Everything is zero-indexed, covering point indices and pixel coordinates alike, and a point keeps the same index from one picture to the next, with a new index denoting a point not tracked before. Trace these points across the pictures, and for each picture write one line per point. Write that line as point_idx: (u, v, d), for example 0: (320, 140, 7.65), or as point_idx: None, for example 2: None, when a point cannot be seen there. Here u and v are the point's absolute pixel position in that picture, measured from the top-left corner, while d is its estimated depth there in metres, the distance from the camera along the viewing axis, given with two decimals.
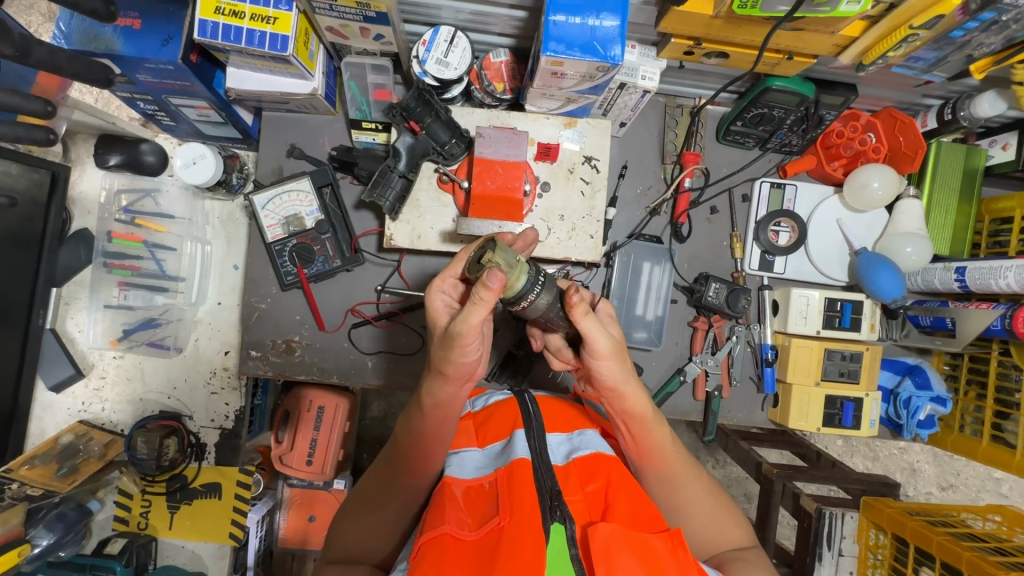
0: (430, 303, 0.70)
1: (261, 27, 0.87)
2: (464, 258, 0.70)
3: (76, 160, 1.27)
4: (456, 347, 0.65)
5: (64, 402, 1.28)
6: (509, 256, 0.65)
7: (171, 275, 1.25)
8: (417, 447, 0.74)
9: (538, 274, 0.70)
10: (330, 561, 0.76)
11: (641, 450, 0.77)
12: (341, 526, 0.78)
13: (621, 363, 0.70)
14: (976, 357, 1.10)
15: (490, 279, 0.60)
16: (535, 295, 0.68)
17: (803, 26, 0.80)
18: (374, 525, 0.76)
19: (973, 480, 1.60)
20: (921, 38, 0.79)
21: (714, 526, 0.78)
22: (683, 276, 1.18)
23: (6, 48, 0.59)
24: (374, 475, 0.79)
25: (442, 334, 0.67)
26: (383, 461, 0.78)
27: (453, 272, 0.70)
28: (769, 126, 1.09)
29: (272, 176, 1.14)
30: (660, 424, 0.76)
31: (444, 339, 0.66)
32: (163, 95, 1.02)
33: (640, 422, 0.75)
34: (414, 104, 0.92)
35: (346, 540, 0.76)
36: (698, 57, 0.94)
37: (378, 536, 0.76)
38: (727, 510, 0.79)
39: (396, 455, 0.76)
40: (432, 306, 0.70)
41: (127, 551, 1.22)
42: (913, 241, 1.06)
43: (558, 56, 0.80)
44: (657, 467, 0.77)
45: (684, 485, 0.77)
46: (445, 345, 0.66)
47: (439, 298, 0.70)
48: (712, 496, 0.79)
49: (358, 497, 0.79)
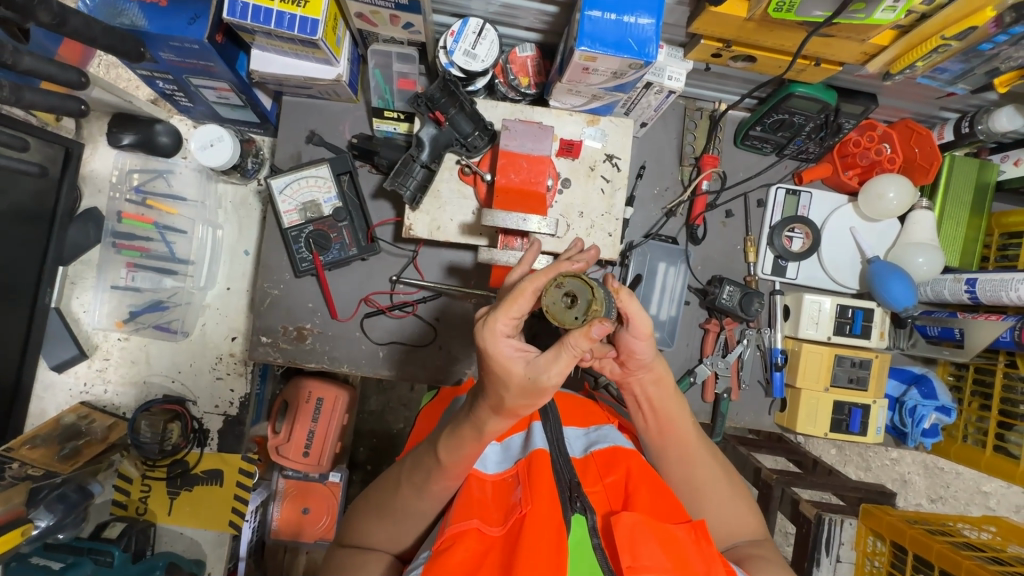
0: (496, 352, 0.60)
1: (291, 10, 0.87)
2: (530, 294, 0.60)
3: (88, 138, 1.26)
4: (544, 394, 0.61)
5: (65, 382, 1.26)
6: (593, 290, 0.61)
7: (180, 258, 1.23)
8: (448, 470, 0.69)
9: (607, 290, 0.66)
10: (345, 544, 0.77)
11: (662, 434, 0.77)
12: (357, 515, 0.78)
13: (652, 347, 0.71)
14: (981, 368, 1.12)
15: (595, 331, 0.57)
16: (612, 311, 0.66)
17: (835, 32, 0.81)
18: (392, 523, 0.74)
19: (962, 492, 1.62)
20: (951, 49, 0.81)
21: (730, 517, 0.77)
22: (697, 278, 1.19)
23: (46, 15, 0.59)
24: (396, 471, 0.76)
25: (521, 386, 0.60)
26: (406, 461, 0.75)
27: (514, 309, 0.60)
28: (788, 132, 1.10)
29: (290, 161, 1.14)
30: (682, 408, 0.77)
31: (525, 391, 0.60)
32: (184, 75, 1.01)
33: (663, 405, 0.76)
34: (438, 94, 0.94)
35: (363, 531, 0.76)
36: (725, 60, 0.95)
37: (396, 532, 0.75)
38: (745, 503, 0.79)
39: (421, 465, 0.71)
40: (498, 355, 0.60)
41: (126, 536, 1.20)
42: (925, 251, 1.08)
43: (593, 51, 0.80)
44: (677, 452, 0.78)
45: (701, 471, 0.78)
46: (528, 395, 0.61)
47: (506, 345, 0.60)
48: (730, 486, 0.78)
49: (377, 492, 0.76)
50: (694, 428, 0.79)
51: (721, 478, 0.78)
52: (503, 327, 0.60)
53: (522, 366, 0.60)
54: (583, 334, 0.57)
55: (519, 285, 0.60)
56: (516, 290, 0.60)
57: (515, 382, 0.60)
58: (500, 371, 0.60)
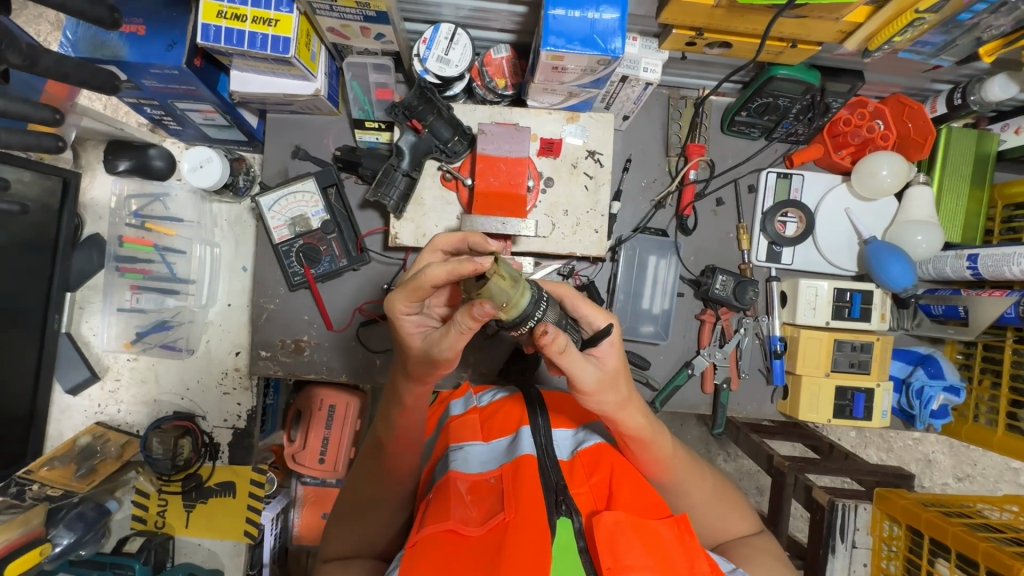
0: (399, 324, 0.69)
1: (263, 30, 0.88)
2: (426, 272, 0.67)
3: (86, 166, 1.30)
4: (441, 367, 0.68)
5: (80, 405, 1.31)
6: (512, 269, 0.61)
7: (181, 278, 1.26)
8: (393, 454, 0.77)
9: (539, 295, 0.65)
10: (328, 560, 0.81)
11: (647, 464, 0.77)
12: (333, 527, 0.82)
13: (615, 391, 0.68)
14: (990, 346, 1.09)
15: (476, 311, 0.59)
16: (539, 316, 0.64)
17: (807, 13, 0.80)
18: (363, 524, 0.80)
19: (989, 470, 1.57)
20: (928, 22, 0.79)
21: (717, 519, 0.82)
22: (689, 269, 1.17)
23: (14, 57, 0.60)
24: (358, 476, 0.81)
25: (421, 356, 0.68)
26: (361, 462, 0.82)
27: (410, 292, 0.66)
28: (774, 115, 1.08)
29: (278, 177, 1.15)
30: (661, 432, 0.75)
31: (424, 361, 0.68)
32: (169, 100, 1.03)
33: (645, 438, 0.73)
34: (416, 102, 0.93)
35: (340, 539, 0.80)
36: (701, 48, 0.94)
37: (370, 531, 0.80)
38: (728, 501, 0.84)
39: (376, 459, 0.78)
40: (400, 326, 0.69)
41: (145, 550, 1.26)
42: (923, 229, 1.05)
43: (558, 50, 0.80)
44: (667, 474, 0.78)
45: (691, 484, 0.80)
46: (427, 367, 0.69)
47: (408, 319, 0.69)
48: (715, 491, 0.83)
49: (347, 494, 0.82)
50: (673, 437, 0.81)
51: (706, 472, 0.83)
52: (402, 307, 0.68)
53: (420, 344, 0.69)
54: (467, 313, 0.60)
55: (416, 276, 0.65)
56: (414, 280, 0.65)
57: (414, 353, 0.69)
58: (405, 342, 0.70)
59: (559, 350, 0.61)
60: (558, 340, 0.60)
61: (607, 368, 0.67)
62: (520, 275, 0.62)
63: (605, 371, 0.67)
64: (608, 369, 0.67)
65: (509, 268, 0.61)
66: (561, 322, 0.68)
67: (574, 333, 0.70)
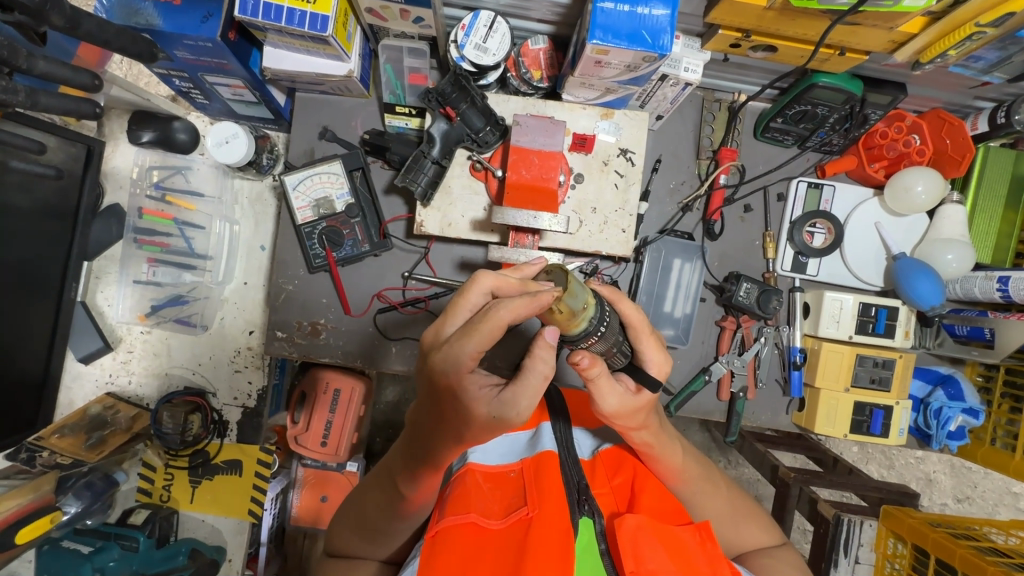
0: (463, 389, 0.63)
1: (301, 7, 0.86)
2: (496, 321, 0.60)
3: (110, 135, 1.29)
4: (509, 427, 0.64)
5: (92, 374, 1.31)
6: (579, 300, 0.62)
7: (199, 254, 1.25)
8: (414, 480, 0.71)
9: (602, 318, 0.66)
10: (337, 554, 0.82)
11: (666, 473, 0.77)
12: (343, 526, 0.81)
13: (638, 417, 0.68)
14: (1012, 370, 1.07)
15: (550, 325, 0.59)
16: (592, 339, 0.66)
17: (861, 20, 0.78)
18: (367, 537, 0.78)
19: (990, 493, 1.57)
20: (987, 36, 0.78)
21: (735, 535, 0.81)
22: (713, 275, 1.16)
23: (58, 18, 0.60)
24: (375, 481, 0.79)
25: (487, 423, 0.63)
26: (373, 483, 0.79)
27: (481, 339, 0.61)
28: (810, 124, 1.06)
29: (303, 157, 1.14)
30: (674, 443, 0.76)
31: (493, 427, 0.63)
32: (199, 72, 1.01)
33: (660, 446, 0.73)
34: (449, 89, 0.91)
35: (345, 541, 0.81)
36: (745, 50, 0.92)
37: (378, 542, 0.78)
38: (744, 512, 0.83)
39: (392, 470, 0.74)
40: (464, 392, 0.63)
41: (150, 522, 1.25)
42: (954, 248, 1.03)
43: (604, 44, 0.78)
44: (684, 483, 0.78)
45: (708, 498, 0.80)
46: (494, 431, 0.64)
47: (473, 385, 0.63)
48: (732, 503, 0.83)
49: (360, 499, 0.80)
50: (686, 448, 0.81)
51: (720, 483, 0.83)
52: (469, 364, 0.62)
53: (487, 409, 0.63)
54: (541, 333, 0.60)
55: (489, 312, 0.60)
56: (486, 322, 0.60)
57: (479, 421, 0.63)
58: (467, 410, 0.63)
59: (588, 377, 0.65)
60: (591, 369, 0.64)
61: (636, 399, 0.67)
62: (585, 301, 0.63)
63: (634, 402, 0.67)
64: (636, 403, 0.67)
65: (569, 303, 0.61)
66: (614, 348, 0.70)
67: (622, 357, 0.72)
